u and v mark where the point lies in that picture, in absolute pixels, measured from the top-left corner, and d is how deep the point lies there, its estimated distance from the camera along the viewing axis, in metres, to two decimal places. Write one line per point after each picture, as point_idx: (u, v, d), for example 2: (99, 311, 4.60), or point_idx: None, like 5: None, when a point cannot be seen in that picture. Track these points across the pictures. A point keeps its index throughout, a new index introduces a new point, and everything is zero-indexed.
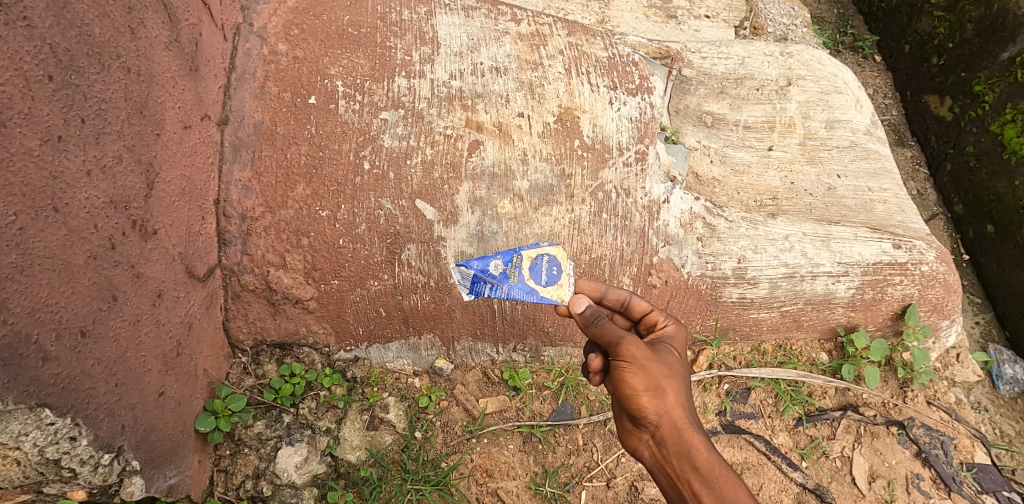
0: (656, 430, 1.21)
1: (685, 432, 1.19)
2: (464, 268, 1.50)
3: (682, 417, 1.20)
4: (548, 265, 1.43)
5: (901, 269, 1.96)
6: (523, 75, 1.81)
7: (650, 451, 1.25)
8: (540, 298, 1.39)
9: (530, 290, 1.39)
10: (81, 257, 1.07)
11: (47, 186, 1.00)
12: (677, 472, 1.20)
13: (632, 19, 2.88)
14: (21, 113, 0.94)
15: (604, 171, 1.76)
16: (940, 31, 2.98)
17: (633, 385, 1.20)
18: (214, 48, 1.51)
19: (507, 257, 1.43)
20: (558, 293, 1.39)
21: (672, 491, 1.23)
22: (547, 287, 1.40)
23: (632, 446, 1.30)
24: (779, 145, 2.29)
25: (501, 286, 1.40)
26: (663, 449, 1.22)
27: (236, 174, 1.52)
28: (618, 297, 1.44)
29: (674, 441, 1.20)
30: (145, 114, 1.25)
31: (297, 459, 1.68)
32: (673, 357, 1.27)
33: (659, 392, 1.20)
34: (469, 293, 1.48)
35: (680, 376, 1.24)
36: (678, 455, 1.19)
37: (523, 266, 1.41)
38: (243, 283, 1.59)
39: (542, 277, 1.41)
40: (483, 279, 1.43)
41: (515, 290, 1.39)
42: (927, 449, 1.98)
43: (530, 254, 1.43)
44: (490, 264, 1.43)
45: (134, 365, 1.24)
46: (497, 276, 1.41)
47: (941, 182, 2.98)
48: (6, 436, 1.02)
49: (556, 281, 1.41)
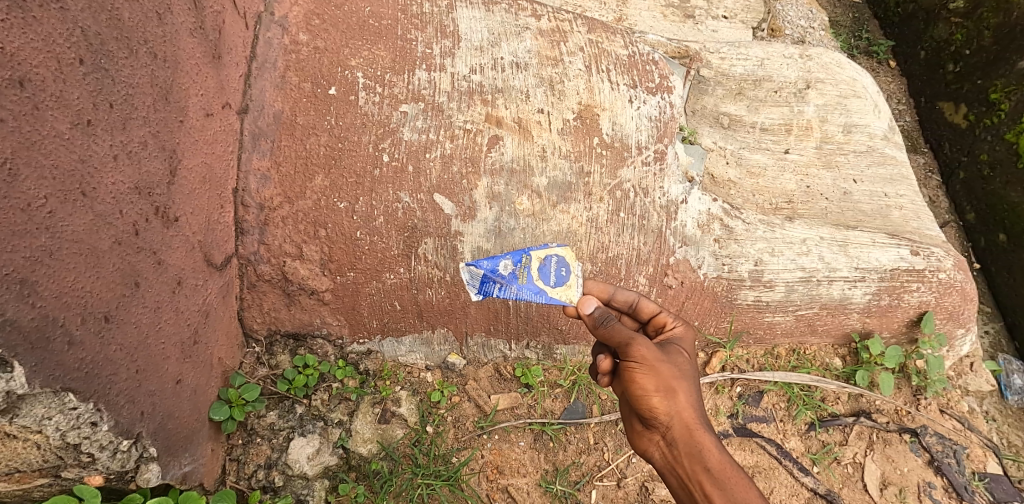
0: (667, 430, 1.20)
1: (696, 433, 1.18)
2: (470, 267, 1.44)
3: (693, 417, 1.19)
4: (556, 265, 1.38)
5: (918, 276, 1.95)
6: (543, 71, 1.80)
7: (660, 453, 1.23)
8: (549, 299, 1.35)
9: (538, 291, 1.35)
10: (107, 242, 1.06)
11: (76, 170, 0.99)
12: (688, 474, 1.18)
13: (649, 18, 2.87)
14: (53, 97, 0.94)
15: (622, 169, 1.74)
16: (957, 37, 2.96)
17: (644, 385, 1.20)
18: (236, 36, 1.50)
19: (516, 258, 1.38)
20: (567, 295, 1.35)
21: (683, 494, 1.20)
22: (556, 288, 1.35)
23: (642, 448, 1.29)
24: (795, 148, 2.28)
25: (510, 287, 1.36)
26: (674, 450, 1.20)
27: (255, 163, 1.51)
28: (627, 298, 1.43)
29: (685, 442, 1.18)
30: (170, 101, 1.25)
31: (309, 451, 1.67)
32: (683, 358, 1.26)
33: (670, 392, 1.19)
34: (474, 293, 1.42)
35: (690, 377, 1.23)
36: (689, 456, 1.17)
37: (532, 266, 1.37)
38: (259, 272, 1.59)
39: (551, 278, 1.36)
40: (491, 279, 1.38)
41: (524, 291, 1.35)
42: (939, 457, 1.98)
43: (539, 254, 1.39)
44: (499, 264, 1.38)
45: (153, 352, 1.24)
46: (506, 277, 1.36)
47: (954, 190, 2.95)
48: (29, 420, 1.01)
49: (565, 282, 1.36)
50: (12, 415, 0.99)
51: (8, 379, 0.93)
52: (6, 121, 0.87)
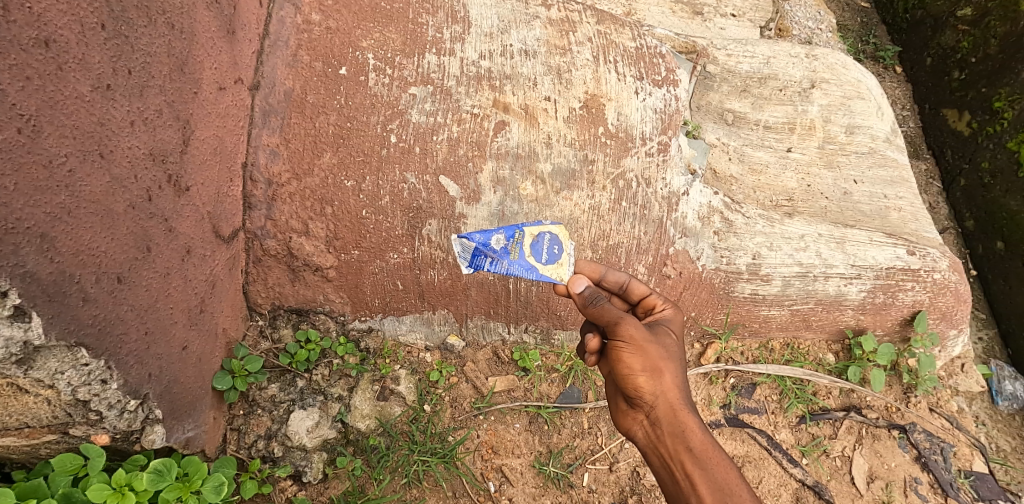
0: (651, 410, 1.23)
1: (680, 414, 1.21)
2: (462, 240, 1.49)
3: (678, 398, 1.22)
4: (549, 243, 1.43)
5: (913, 276, 1.98)
6: (552, 60, 1.82)
7: (643, 432, 1.26)
8: (540, 275, 1.40)
9: (530, 267, 1.40)
10: (122, 206, 1.10)
11: (95, 132, 1.02)
12: (670, 453, 1.21)
13: (658, 13, 2.88)
14: (76, 59, 0.96)
15: (626, 159, 1.77)
16: (964, 45, 2.97)
17: (631, 365, 1.23)
18: (250, 12, 1.52)
19: (509, 232, 1.42)
20: (558, 272, 1.41)
21: (664, 473, 1.23)
22: (548, 265, 1.41)
23: (626, 427, 1.32)
24: (798, 147, 2.31)
25: (501, 261, 1.40)
26: (658, 429, 1.23)
27: (265, 138, 1.54)
28: (617, 279, 1.46)
29: (668, 422, 1.21)
30: (186, 71, 1.27)
31: (308, 423, 1.70)
32: (671, 340, 1.29)
33: (656, 372, 1.22)
34: (465, 266, 1.47)
35: (677, 359, 1.26)
36: (672, 436, 1.21)
37: (524, 242, 1.42)
38: (265, 247, 1.62)
39: (543, 255, 1.41)
40: (483, 253, 1.42)
41: (515, 267, 1.40)
42: (926, 454, 2.01)
43: (532, 231, 1.43)
44: (492, 238, 1.42)
45: (162, 316, 1.27)
46: (498, 251, 1.41)
47: (954, 196, 2.98)
48: (42, 373, 1.06)
49: (556, 260, 1.42)
50: (27, 367, 1.03)
51: (25, 329, 0.97)
52: (32, 79, 0.89)
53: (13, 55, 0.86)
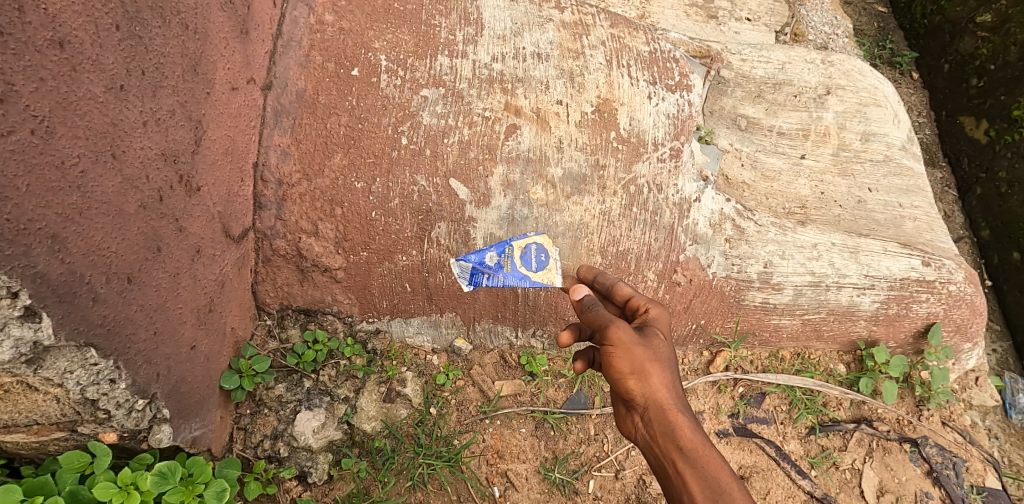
0: (644, 412, 1.22)
1: (669, 414, 1.19)
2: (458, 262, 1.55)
3: (668, 399, 1.21)
4: (537, 251, 1.49)
5: (928, 287, 1.95)
6: (564, 63, 1.81)
7: (639, 431, 1.25)
8: (533, 283, 1.46)
9: (522, 277, 1.46)
10: (133, 206, 1.10)
11: (108, 132, 1.02)
12: (664, 454, 1.19)
13: (672, 16, 2.86)
14: (90, 60, 0.97)
15: (638, 164, 1.75)
16: (983, 52, 2.93)
17: (621, 369, 1.22)
18: (263, 13, 1.53)
19: (498, 248, 1.49)
20: (550, 277, 1.47)
21: (661, 471, 1.22)
22: (538, 272, 1.47)
23: (625, 427, 1.30)
24: (812, 154, 2.27)
25: (495, 277, 1.47)
26: (651, 431, 1.21)
27: (276, 138, 1.54)
28: (607, 282, 1.45)
29: (660, 425, 1.20)
30: (199, 72, 1.28)
31: (315, 424, 1.71)
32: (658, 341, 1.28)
33: (645, 376, 1.20)
34: (466, 285, 1.53)
35: (666, 361, 1.24)
36: (664, 438, 1.19)
37: (514, 255, 1.48)
38: (274, 247, 1.61)
39: (533, 264, 1.48)
40: (478, 271, 1.49)
41: (509, 279, 1.46)
42: (938, 468, 1.98)
43: (520, 243, 1.49)
44: (483, 256, 1.49)
45: (171, 316, 1.28)
46: (491, 267, 1.48)
47: (969, 205, 2.94)
48: (52, 372, 1.06)
49: (547, 267, 1.48)
50: (37, 366, 1.04)
51: (36, 329, 0.97)
52: (46, 80, 0.90)
53: (28, 56, 0.86)
